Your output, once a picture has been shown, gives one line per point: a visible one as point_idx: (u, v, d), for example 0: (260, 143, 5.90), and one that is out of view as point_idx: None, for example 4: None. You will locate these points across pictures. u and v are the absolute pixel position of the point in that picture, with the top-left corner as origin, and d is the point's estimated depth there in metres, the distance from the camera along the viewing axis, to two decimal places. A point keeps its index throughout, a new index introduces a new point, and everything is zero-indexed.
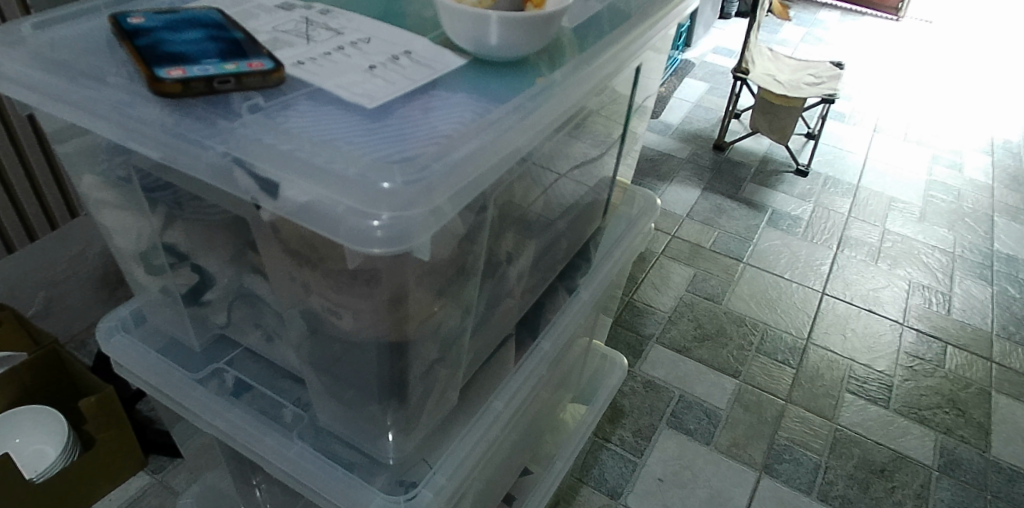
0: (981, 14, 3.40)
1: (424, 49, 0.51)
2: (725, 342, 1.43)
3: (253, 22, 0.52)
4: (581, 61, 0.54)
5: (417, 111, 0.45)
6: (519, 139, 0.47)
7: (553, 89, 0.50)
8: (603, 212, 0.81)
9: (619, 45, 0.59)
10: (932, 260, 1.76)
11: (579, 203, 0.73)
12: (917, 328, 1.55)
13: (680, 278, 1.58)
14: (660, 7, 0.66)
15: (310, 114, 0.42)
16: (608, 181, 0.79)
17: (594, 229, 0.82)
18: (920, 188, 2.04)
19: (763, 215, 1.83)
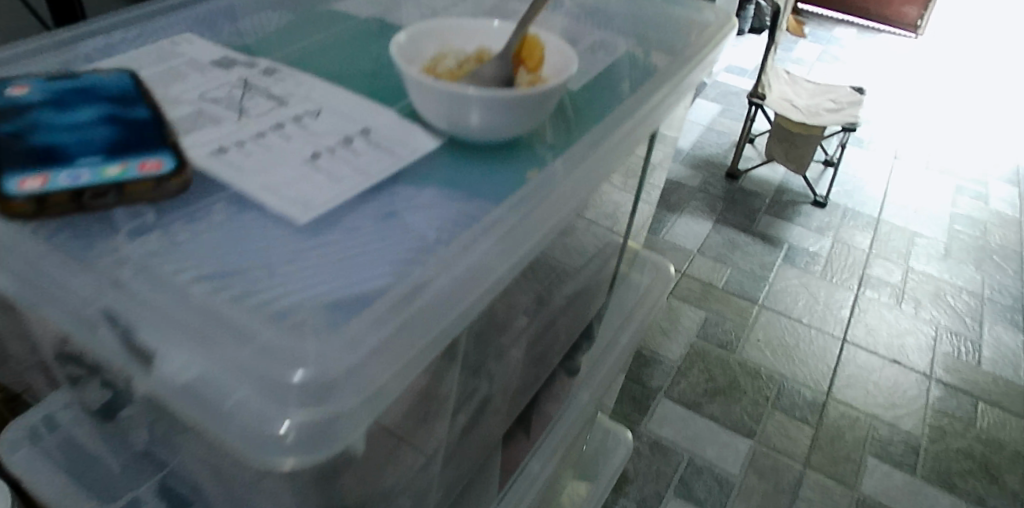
0: (1005, 24, 3.23)
1: (388, 128, 0.40)
2: (738, 397, 1.33)
3: (174, 88, 0.42)
4: (587, 145, 0.44)
5: (365, 231, 0.34)
6: (503, 261, 0.36)
7: (550, 186, 0.40)
8: (608, 289, 0.72)
9: (635, 117, 0.49)
10: (958, 303, 1.64)
11: (583, 284, 0.62)
12: (944, 381, 1.43)
13: (691, 322, 1.48)
14: (681, 65, 0.55)
15: (224, 238, 0.32)
16: (614, 252, 0.68)
17: (600, 307, 0.73)
18: (944, 222, 1.91)
19: (779, 250, 1.72)
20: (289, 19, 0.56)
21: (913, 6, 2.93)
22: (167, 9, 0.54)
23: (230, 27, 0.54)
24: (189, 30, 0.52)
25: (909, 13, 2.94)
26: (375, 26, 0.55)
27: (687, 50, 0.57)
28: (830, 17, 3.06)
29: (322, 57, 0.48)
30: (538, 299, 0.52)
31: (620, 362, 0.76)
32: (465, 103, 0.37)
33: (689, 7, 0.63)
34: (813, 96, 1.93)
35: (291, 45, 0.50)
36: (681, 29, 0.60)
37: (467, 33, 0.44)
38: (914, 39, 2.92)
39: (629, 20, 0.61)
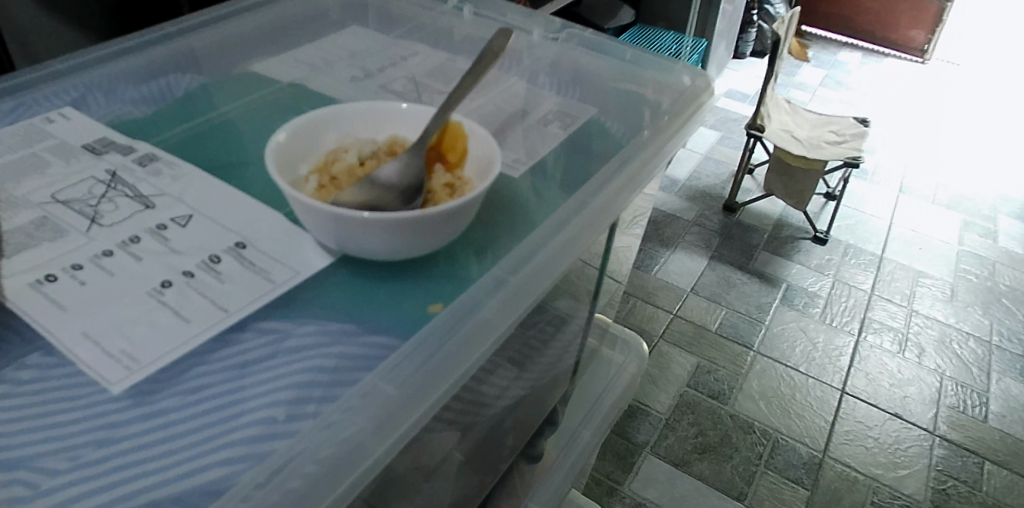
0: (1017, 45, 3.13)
1: (268, 244, 0.38)
2: (729, 454, 1.25)
3: (28, 184, 0.40)
4: (510, 272, 0.38)
5: (216, 395, 0.31)
6: (374, 441, 0.31)
7: (449, 337, 0.34)
8: (573, 376, 0.65)
9: (587, 217, 0.41)
10: (965, 351, 1.54)
11: (535, 382, 0.56)
12: (948, 438, 1.35)
13: (681, 370, 1.41)
14: (647, 146, 0.47)
15: (62, 423, 0.30)
16: (576, 339, 0.62)
17: (564, 394, 0.65)
18: (950, 260, 1.80)
19: (776, 290, 1.64)
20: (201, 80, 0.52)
21: (921, 30, 2.85)
22: (57, 71, 0.49)
23: (131, 89, 0.50)
24: (76, 100, 0.48)
25: (917, 37, 2.86)
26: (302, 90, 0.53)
27: (658, 125, 0.49)
28: (836, 41, 2.96)
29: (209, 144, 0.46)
30: (460, 415, 0.45)
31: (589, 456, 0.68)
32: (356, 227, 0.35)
33: (665, 69, 0.55)
34: (815, 127, 1.84)
35: (187, 123, 0.48)
36: (651, 96, 0.52)
37: (381, 120, 0.46)
38: (921, 63, 2.84)
39: (592, 84, 0.55)
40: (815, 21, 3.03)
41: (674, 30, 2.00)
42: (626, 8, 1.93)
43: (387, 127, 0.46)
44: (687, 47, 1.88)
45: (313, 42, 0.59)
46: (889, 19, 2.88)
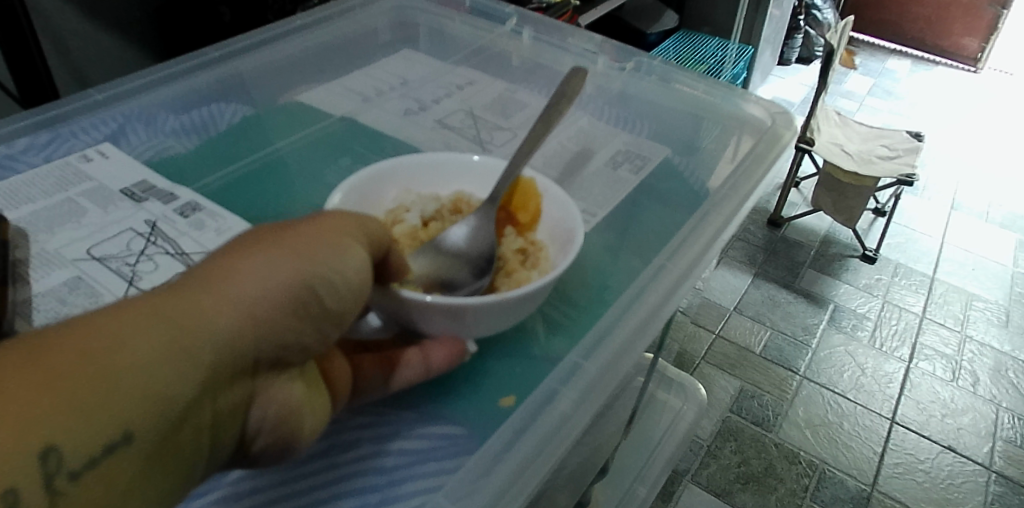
0: None
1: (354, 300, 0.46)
2: (773, 486, 1.20)
3: (60, 237, 0.46)
4: (585, 357, 0.41)
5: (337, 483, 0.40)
6: None
7: (516, 453, 0.37)
8: (623, 431, 0.64)
9: (681, 269, 0.46)
10: (1023, 381, 1.46)
11: (592, 444, 0.55)
12: (1005, 474, 1.28)
13: (723, 394, 1.35)
14: (732, 195, 0.51)
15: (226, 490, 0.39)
16: (632, 392, 0.61)
17: (612, 450, 0.64)
18: (1004, 281, 1.72)
19: (824, 311, 1.57)
20: (234, 118, 0.60)
21: (975, 37, 2.74)
22: (95, 102, 0.56)
23: (169, 121, 0.58)
24: (112, 135, 0.55)
25: (970, 44, 2.75)
26: (335, 133, 0.61)
27: (718, 199, 0.51)
28: (884, 47, 2.86)
29: (244, 191, 0.54)
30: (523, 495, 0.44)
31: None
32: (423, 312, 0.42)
33: (735, 104, 0.62)
34: (866, 140, 1.77)
35: (232, 165, 0.56)
36: (736, 134, 0.60)
37: (444, 180, 0.56)
38: (973, 72, 2.72)
39: (659, 138, 0.62)
40: (862, 27, 2.92)
41: (719, 35, 1.93)
42: (670, 12, 1.87)
43: (451, 184, 0.56)
44: (732, 54, 1.81)
45: (352, 106, 0.63)
46: (941, 25, 2.78)
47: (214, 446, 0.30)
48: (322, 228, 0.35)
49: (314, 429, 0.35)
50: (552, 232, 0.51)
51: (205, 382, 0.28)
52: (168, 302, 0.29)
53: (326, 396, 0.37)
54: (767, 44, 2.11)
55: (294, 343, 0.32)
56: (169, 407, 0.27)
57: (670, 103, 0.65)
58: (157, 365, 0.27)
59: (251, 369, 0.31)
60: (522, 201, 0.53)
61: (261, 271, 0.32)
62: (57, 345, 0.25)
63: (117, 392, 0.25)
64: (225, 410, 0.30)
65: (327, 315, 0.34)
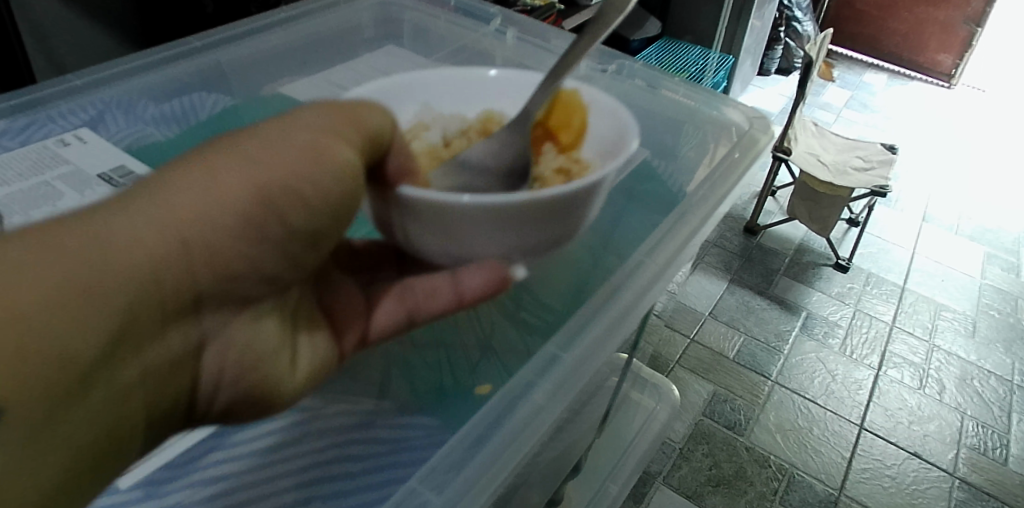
0: None
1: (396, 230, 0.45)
2: (743, 489, 1.22)
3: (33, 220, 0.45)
4: (563, 349, 0.42)
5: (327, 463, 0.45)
6: None
7: (489, 444, 0.37)
8: (597, 429, 0.65)
9: (655, 270, 0.47)
10: (986, 390, 1.49)
11: (566, 441, 0.56)
12: (968, 481, 1.31)
13: (697, 398, 1.37)
14: (709, 198, 0.52)
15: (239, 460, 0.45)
16: (607, 395, 0.61)
17: (587, 447, 0.66)
18: (972, 293, 1.76)
19: (796, 318, 1.60)
20: (216, 107, 0.60)
21: (949, 54, 2.81)
22: (74, 87, 0.56)
23: (150, 110, 0.57)
24: (91, 121, 0.55)
25: (944, 61, 2.82)
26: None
27: (696, 201, 0.52)
28: (860, 61, 2.91)
29: None
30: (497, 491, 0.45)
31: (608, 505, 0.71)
32: (453, 221, 0.42)
33: (716, 111, 0.63)
34: (842, 151, 1.80)
35: None
36: (715, 140, 0.61)
37: (486, 98, 0.59)
38: (946, 88, 2.78)
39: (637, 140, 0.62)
40: (841, 40, 2.98)
41: (700, 44, 1.95)
42: (653, 19, 1.89)
43: (489, 104, 0.58)
44: (713, 63, 1.84)
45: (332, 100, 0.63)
46: (917, 42, 2.84)
47: (164, 398, 0.33)
48: (284, 130, 0.36)
49: (293, 370, 0.40)
50: (597, 151, 0.52)
51: (147, 319, 0.30)
52: (113, 228, 0.30)
53: (300, 333, 0.42)
54: (747, 54, 2.14)
55: (231, 276, 0.34)
56: (80, 362, 0.27)
57: (653, 108, 0.66)
58: (64, 316, 0.27)
59: (199, 301, 0.33)
60: (565, 121, 0.54)
61: (197, 199, 0.32)
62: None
63: (62, 332, 0.27)
64: (170, 352, 0.32)
65: (284, 237, 0.37)
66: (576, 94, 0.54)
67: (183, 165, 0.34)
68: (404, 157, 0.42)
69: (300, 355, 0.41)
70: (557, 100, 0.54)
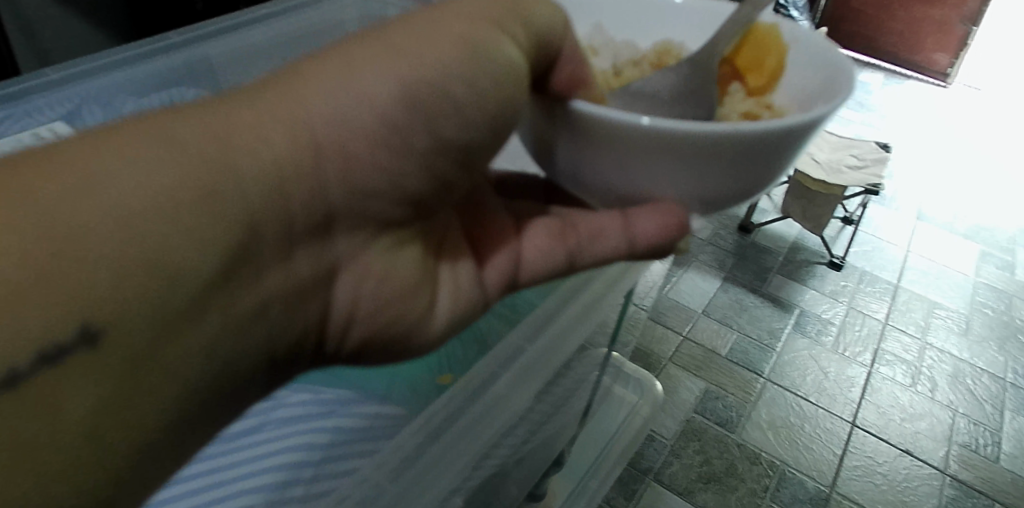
0: None
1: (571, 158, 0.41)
2: (734, 486, 1.23)
3: None
4: None
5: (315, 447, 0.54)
6: None
7: None
8: (577, 425, 0.68)
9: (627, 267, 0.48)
10: (978, 387, 1.50)
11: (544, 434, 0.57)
12: (959, 478, 1.31)
13: (688, 395, 1.37)
14: None
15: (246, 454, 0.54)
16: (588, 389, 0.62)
17: (568, 441, 0.68)
18: (966, 291, 1.76)
19: (789, 315, 1.60)
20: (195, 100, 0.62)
21: (945, 53, 2.80)
22: (54, 80, 0.59)
23: (127, 104, 0.60)
24: (68, 114, 0.58)
25: (940, 60, 2.81)
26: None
27: None
28: (856, 60, 2.91)
29: None
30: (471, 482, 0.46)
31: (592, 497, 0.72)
32: (641, 156, 0.37)
33: None
34: (836, 149, 1.80)
35: None
36: None
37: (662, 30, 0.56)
38: (943, 87, 2.79)
39: None
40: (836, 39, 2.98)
41: None
42: None
43: (664, 35, 0.56)
44: None
45: None
46: (913, 41, 2.84)
47: (296, 314, 0.36)
48: (435, 23, 0.35)
49: (433, 312, 0.45)
50: (793, 98, 0.47)
51: (269, 230, 0.32)
52: (241, 129, 0.31)
53: (441, 263, 0.46)
54: None
55: (363, 187, 0.36)
56: (202, 270, 0.30)
57: None
58: (194, 223, 0.29)
59: (331, 217, 0.36)
60: (758, 59, 0.50)
61: (335, 108, 0.33)
62: (121, 186, 0.28)
63: (181, 240, 0.29)
64: (299, 271, 0.35)
65: (425, 151, 0.37)
66: (776, 27, 0.49)
67: (326, 60, 0.34)
68: (578, 72, 0.40)
69: (440, 297, 0.46)
70: (753, 34, 0.50)
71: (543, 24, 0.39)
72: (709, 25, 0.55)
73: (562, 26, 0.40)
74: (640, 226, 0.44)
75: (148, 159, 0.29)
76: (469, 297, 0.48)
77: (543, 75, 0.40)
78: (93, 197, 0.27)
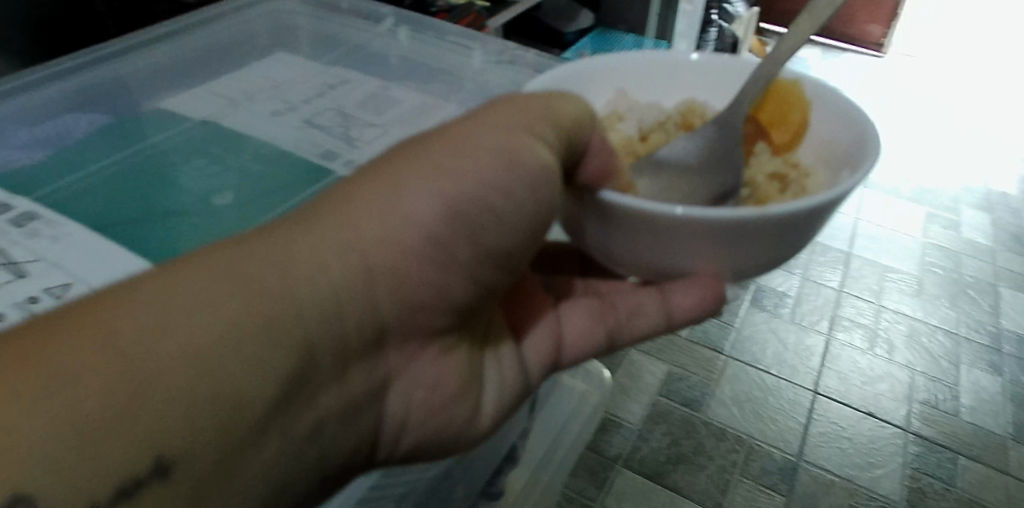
0: (974, 34, 3.15)
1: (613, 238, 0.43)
2: (703, 464, 1.25)
3: None
4: None
5: None
6: None
7: None
8: (529, 415, 0.68)
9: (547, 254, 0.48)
10: (933, 344, 1.53)
11: None
12: (922, 434, 1.34)
13: (652, 379, 1.39)
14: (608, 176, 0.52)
15: None
16: None
17: (521, 430, 0.70)
18: (915, 253, 1.80)
19: (746, 291, 1.62)
20: (100, 122, 0.64)
21: (878, 24, 2.87)
22: None
23: (23, 135, 0.60)
24: None
25: (874, 31, 2.88)
26: (196, 136, 0.65)
27: None
28: (793, 37, 2.98)
29: (97, 197, 0.57)
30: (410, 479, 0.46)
31: (541, 483, 0.76)
32: (675, 241, 0.41)
33: None
34: None
35: (81, 173, 0.59)
36: None
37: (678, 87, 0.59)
38: (879, 57, 2.86)
39: None
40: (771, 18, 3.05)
41: None
42: None
43: (681, 93, 0.59)
44: None
45: (222, 116, 0.67)
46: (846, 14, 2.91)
47: (351, 426, 0.40)
48: (472, 139, 0.40)
49: (479, 406, 0.50)
50: (818, 154, 0.52)
51: (324, 353, 0.36)
52: (306, 255, 0.35)
53: (489, 355, 0.51)
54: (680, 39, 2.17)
55: (413, 303, 0.40)
56: (264, 395, 0.33)
57: None
58: (256, 354, 0.33)
59: (382, 331, 0.40)
60: (779, 117, 0.54)
61: (390, 232, 0.38)
62: (195, 321, 0.31)
63: (247, 371, 0.32)
64: (353, 386, 0.39)
65: (469, 260, 0.41)
66: (796, 85, 0.54)
67: (373, 179, 0.38)
68: (604, 165, 0.43)
69: (487, 391, 0.50)
70: (776, 90, 0.54)
71: (572, 120, 0.43)
72: (728, 81, 0.57)
73: (591, 118, 0.45)
74: (678, 303, 0.51)
75: (218, 294, 0.32)
76: (517, 381, 0.53)
77: (572, 168, 0.44)
78: (170, 333, 0.30)
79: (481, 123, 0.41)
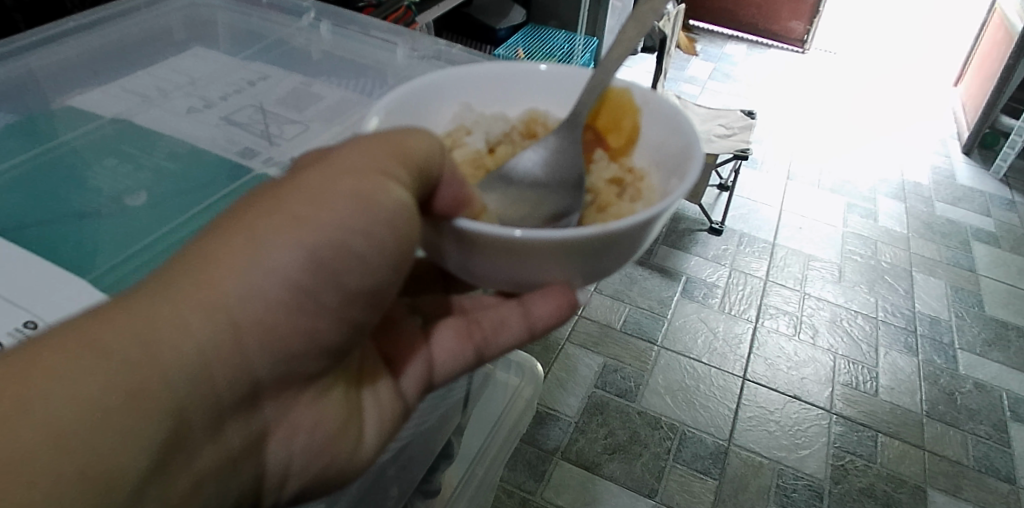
0: (890, 31, 3.31)
1: (461, 264, 0.40)
2: (638, 453, 1.28)
3: None
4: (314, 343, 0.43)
5: None
6: None
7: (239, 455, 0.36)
8: (461, 411, 0.67)
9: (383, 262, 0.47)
10: (854, 328, 1.61)
11: (428, 420, 0.59)
12: (844, 414, 1.40)
13: (588, 371, 1.42)
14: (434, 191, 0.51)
15: None
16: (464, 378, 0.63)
17: (455, 426, 0.68)
18: (836, 242, 1.89)
19: (677, 283, 1.67)
20: (6, 123, 0.61)
21: (800, 21, 2.98)
22: None
23: None
24: None
25: (797, 28, 2.99)
26: (106, 135, 0.62)
27: None
28: (722, 35, 3.07)
29: (15, 194, 0.54)
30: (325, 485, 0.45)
31: (479, 480, 0.76)
32: (531, 262, 0.38)
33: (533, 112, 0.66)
34: (706, 119, 1.85)
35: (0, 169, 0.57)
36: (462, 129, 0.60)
37: (526, 92, 0.55)
38: (801, 54, 2.97)
39: None
40: (700, 15, 3.14)
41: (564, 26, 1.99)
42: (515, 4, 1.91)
43: (530, 97, 0.55)
44: None
45: (141, 113, 0.64)
46: (770, 12, 3.02)
47: (231, 486, 0.36)
48: (331, 175, 0.35)
49: (362, 443, 0.43)
50: (651, 157, 0.50)
51: (196, 420, 0.32)
52: (161, 321, 0.31)
53: (364, 390, 0.44)
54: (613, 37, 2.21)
55: (290, 356, 0.36)
56: (125, 476, 0.30)
57: None
58: (108, 434, 0.29)
59: (258, 387, 0.35)
60: (613, 122, 0.52)
61: (250, 286, 0.33)
62: (38, 409, 0.28)
63: (108, 452, 0.29)
64: (230, 444, 0.35)
65: (340, 303, 0.36)
66: (627, 92, 0.52)
67: (225, 231, 0.34)
68: (460, 193, 0.39)
69: (368, 427, 0.44)
70: (608, 98, 0.52)
71: (425, 149, 0.38)
72: (574, 89, 0.54)
73: (442, 147, 0.39)
74: (540, 310, 0.46)
75: (61, 372, 0.29)
76: (394, 416, 0.46)
77: (427, 198, 0.39)
78: (12, 425, 0.28)
79: (340, 159, 0.36)
